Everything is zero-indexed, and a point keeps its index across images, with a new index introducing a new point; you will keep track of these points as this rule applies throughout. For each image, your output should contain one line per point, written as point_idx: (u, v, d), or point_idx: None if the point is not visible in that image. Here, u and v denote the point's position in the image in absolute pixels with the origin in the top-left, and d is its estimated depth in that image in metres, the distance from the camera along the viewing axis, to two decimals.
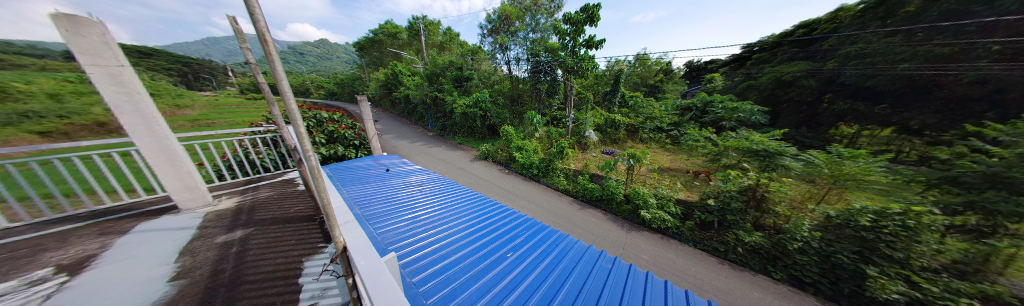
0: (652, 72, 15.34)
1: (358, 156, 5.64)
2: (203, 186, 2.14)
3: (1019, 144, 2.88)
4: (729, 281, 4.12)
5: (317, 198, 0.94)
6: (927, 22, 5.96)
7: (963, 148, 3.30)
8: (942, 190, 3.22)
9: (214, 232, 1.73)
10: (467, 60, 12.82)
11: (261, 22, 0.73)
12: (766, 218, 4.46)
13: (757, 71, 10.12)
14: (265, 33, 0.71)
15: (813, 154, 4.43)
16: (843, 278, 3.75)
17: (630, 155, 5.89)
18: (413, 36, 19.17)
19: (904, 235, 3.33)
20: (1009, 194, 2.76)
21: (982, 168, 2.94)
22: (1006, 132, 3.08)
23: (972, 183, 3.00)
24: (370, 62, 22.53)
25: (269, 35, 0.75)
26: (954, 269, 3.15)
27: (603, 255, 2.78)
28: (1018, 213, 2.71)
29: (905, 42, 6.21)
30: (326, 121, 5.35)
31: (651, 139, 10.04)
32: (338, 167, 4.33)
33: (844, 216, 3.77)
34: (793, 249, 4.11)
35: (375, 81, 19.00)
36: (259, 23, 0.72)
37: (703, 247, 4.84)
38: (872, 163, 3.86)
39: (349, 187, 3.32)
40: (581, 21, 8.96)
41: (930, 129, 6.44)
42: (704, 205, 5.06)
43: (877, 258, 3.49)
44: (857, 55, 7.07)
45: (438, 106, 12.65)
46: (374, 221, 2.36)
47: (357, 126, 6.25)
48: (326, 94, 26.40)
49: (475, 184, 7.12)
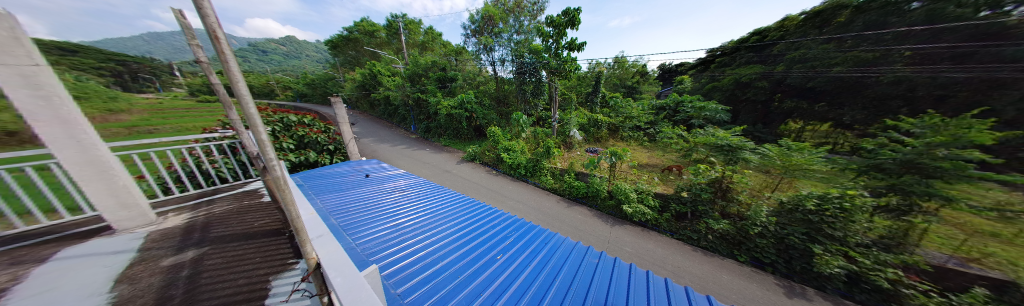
0: (629, 74, 16.09)
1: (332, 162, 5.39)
2: (143, 203, 1.92)
3: (926, 134, 3.44)
4: (703, 266, 4.45)
5: (284, 206, 0.92)
6: (856, 31, 7.32)
7: (884, 139, 3.89)
8: (871, 176, 3.81)
9: (160, 254, 1.55)
10: (451, 61, 12.54)
11: (210, 16, 0.69)
12: (731, 207, 4.85)
13: (720, 74, 10.98)
14: (216, 30, 0.67)
15: (768, 147, 4.91)
16: (795, 257, 4.21)
17: (612, 153, 6.14)
18: (392, 35, 18.46)
19: (842, 216, 3.87)
20: (920, 177, 3.41)
21: (898, 155, 3.54)
22: (918, 124, 3.63)
23: (894, 168, 3.60)
24: (344, 62, 21.10)
25: (220, 31, 0.70)
26: (883, 243, 3.80)
27: (590, 250, 2.91)
28: (929, 192, 3.33)
29: (838, 48, 7.50)
30: (295, 125, 5.09)
31: (631, 137, 10.47)
32: (306, 175, 4.02)
33: (795, 201, 4.27)
34: (754, 233, 4.48)
35: (350, 82, 17.93)
36: (208, 18, 0.68)
37: (679, 237, 5.16)
38: (814, 155, 4.49)
39: (321, 196, 3.08)
40: (563, 24, 9.18)
41: (859, 123, 7.47)
42: (679, 197, 5.37)
43: (822, 237, 3.99)
44: (801, 59, 8.16)
45: (421, 108, 12.31)
46: (353, 231, 2.24)
47: (332, 130, 5.96)
48: (295, 95, 24.33)
49: (462, 187, 7.00)
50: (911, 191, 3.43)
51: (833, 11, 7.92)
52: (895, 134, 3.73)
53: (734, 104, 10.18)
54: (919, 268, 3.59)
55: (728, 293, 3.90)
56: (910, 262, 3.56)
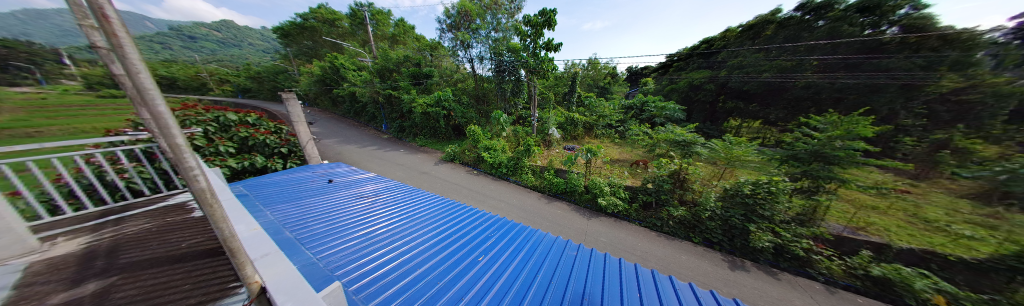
0: (601, 75, 17.05)
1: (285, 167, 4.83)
2: (21, 227, 1.48)
3: (827, 129, 4.34)
4: (666, 249, 4.97)
5: (198, 208, 0.98)
6: (779, 43, 8.93)
7: (798, 134, 4.79)
8: (790, 164, 4.65)
9: (45, 291, 1.24)
10: (426, 56, 11.94)
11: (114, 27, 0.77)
12: (687, 195, 5.49)
13: (677, 77, 12.21)
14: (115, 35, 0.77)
15: (715, 142, 5.65)
16: (737, 235, 4.89)
17: (588, 149, 6.47)
18: (357, 25, 16.87)
19: (769, 198, 4.65)
20: (823, 164, 4.28)
21: (809, 147, 4.38)
22: (821, 121, 4.53)
23: (806, 158, 4.43)
24: (298, 53, 18.65)
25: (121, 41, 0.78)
26: (798, 219, 4.64)
27: (569, 244, 3.07)
28: (829, 176, 4.22)
29: (767, 57, 9.07)
30: (235, 126, 4.52)
31: (604, 135, 11.11)
32: (251, 183, 3.50)
33: (735, 187, 4.98)
34: (705, 217, 5.12)
35: (307, 76, 15.93)
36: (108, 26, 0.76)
37: (646, 224, 5.65)
38: (750, 148, 5.27)
39: (273, 207, 2.72)
40: (540, 24, 9.36)
41: (781, 121, 9.02)
42: (645, 189, 5.86)
43: (756, 217, 4.74)
44: (740, 66, 9.53)
45: (394, 106, 11.56)
46: (314, 244, 2.05)
47: (284, 130, 5.31)
48: (233, 89, 20.74)
49: (440, 188, 6.78)
50: (819, 175, 4.28)
51: (762, 25, 9.57)
52: (806, 129, 4.62)
53: (688, 104, 11.32)
54: (823, 237, 4.49)
55: (685, 271, 4.45)
56: (818, 232, 4.44)
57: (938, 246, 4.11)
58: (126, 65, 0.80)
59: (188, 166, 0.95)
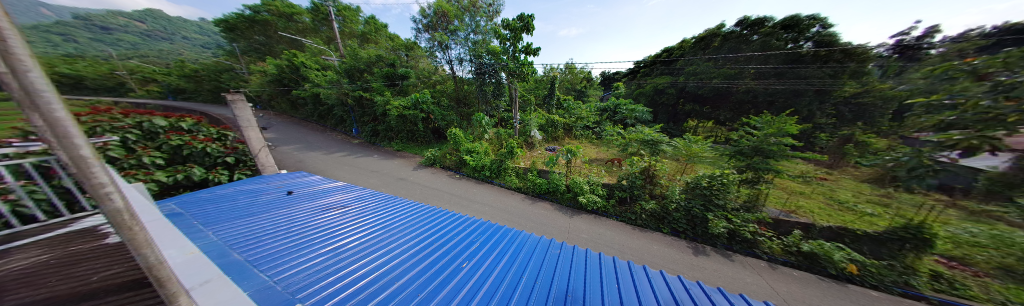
0: (578, 79, 17.88)
1: (228, 179, 4.20)
2: None
3: (763, 128, 5.09)
4: (639, 241, 5.35)
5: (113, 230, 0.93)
6: (724, 53, 10.29)
7: (741, 132, 5.54)
8: (737, 158, 5.34)
9: None
10: (401, 56, 11.37)
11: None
12: (656, 189, 6.01)
13: (644, 82, 13.34)
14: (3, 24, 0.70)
15: (678, 141, 6.28)
16: (698, 223, 5.46)
17: (568, 150, 6.73)
18: (321, 21, 15.44)
19: (721, 189, 5.31)
20: (761, 157, 5.01)
21: (751, 144, 5.11)
22: (759, 121, 5.31)
23: (750, 152, 5.12)
24: (247, 49, 16.41)
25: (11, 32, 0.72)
26: (745, 205, 5.36)
27: (553, 243, 3.15)
28: (766, 168, 4.95)
29: (715, 65, 10.36)
30: (165, 133, 3.92)
31: (582, 136, 11.62)
32: (186, 200, 2.96)
33: (696, 180, 5.58)
34: (672, 208, 5.64)
35: (259, 75, 14.07)
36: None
37: (622, 219, 6.01)
38: (705, 145, 5.95)
39: (216, 226, 2.34)
40: (519, 28, 9.53)
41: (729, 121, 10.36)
42: (620, 185, 6.26)
43: (712, 206, 5.36)
44: (694, 73, 10.77)
45: (366, 108, 10.78)
46: (271, 264, 1.83)
47: (231, 136, 4.64)
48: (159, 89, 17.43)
49: (420, 195, 6.47)
50: (759, 167, 5.01)
51: (710, 37, 10.93)
52: (748, 128, 5.37)
53: (654, 107, 12.33)
54: (766, 220, 5.20)
55: (656, 260, 4.84)
56: (760, 217, 5.16)
57: (849, 223, 5.04)
58: (8, 65, 0.73)
59: (98, 182, 0.91)
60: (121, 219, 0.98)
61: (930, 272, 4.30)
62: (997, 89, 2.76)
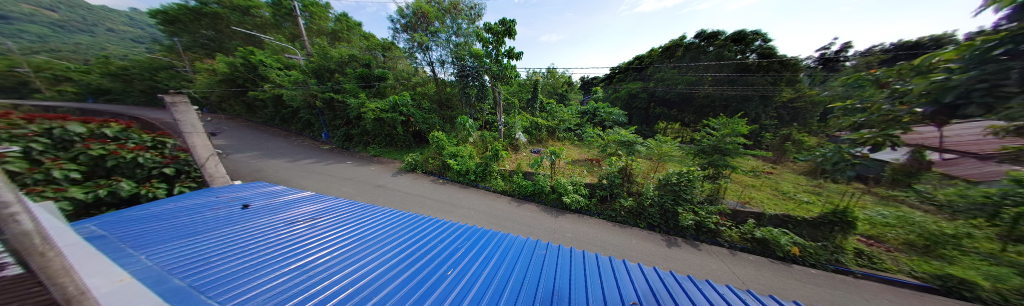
0: (559, 83, 18.51)
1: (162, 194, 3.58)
2: None
3: (720, 129, 5.73)
4: (619, 237, 5.66)
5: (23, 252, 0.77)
6: (685, 63, 11.51)
7: (702, 133, 6.20)
8: (700, 156, 5.96)
9: None
10: (378, 56, 10.81)
11: None
12: (633, 186, 6.45)
13: (619, 87, 14.31)
14: None
15: (650, 141, 6.82)
16: (669, 217, 5.94)
17: (552, 152, 6.93)
18: (284, 16, 14.11)
19: (687, 184, 5.83)
20: (719, 155, 5.65)
21: (710, 143, 5.74)
22: (715, 123, 5.99)
23: (710, 151, 5.74)
24: (190, 44, 14.35)
25: None
26: (708, 198, 5.98)
27: (539, 244, 3.21)
28: (722, 164, 5.60)
29: (679, 73, 11.52)
30: (84, 140, 3.32)
31: (565, 138, 12.00)
32: (110, 219, 2.48)
33: (667, 177, 6.06)
34: (647, 204, 6.06)
35: (206, 74, 12.38)
36: None
37: (604, 217, 6.33)
38: (672, 145, 6.56)
39: (149, 248, 1.99)
40: (501, 32, 9.66)
41: (692, 123, 11.53)
42: (600, 184, 6.60)
43: (681, 200, 5.85)
44: (661, 79, 11.84)
45: (338, 111, 10.04)
46: (224, 286, 1.60)
47: (170, 144, 4.08)
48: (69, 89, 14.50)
49: (401, 202, 6.14)
50: (717, 164, 5.64)
51: (673, 48, 12.13)
52: (707, 129, 6.03)
53: (629, 110, 13.28)
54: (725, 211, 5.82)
55: (635, 254, 5.14)
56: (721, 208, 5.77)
57: (792, 211, 5.88)
58: None
59: None
60: (30, 243, 0.81)
61: (855, 249, 5.04)
62: (894, 95, 3.11)
